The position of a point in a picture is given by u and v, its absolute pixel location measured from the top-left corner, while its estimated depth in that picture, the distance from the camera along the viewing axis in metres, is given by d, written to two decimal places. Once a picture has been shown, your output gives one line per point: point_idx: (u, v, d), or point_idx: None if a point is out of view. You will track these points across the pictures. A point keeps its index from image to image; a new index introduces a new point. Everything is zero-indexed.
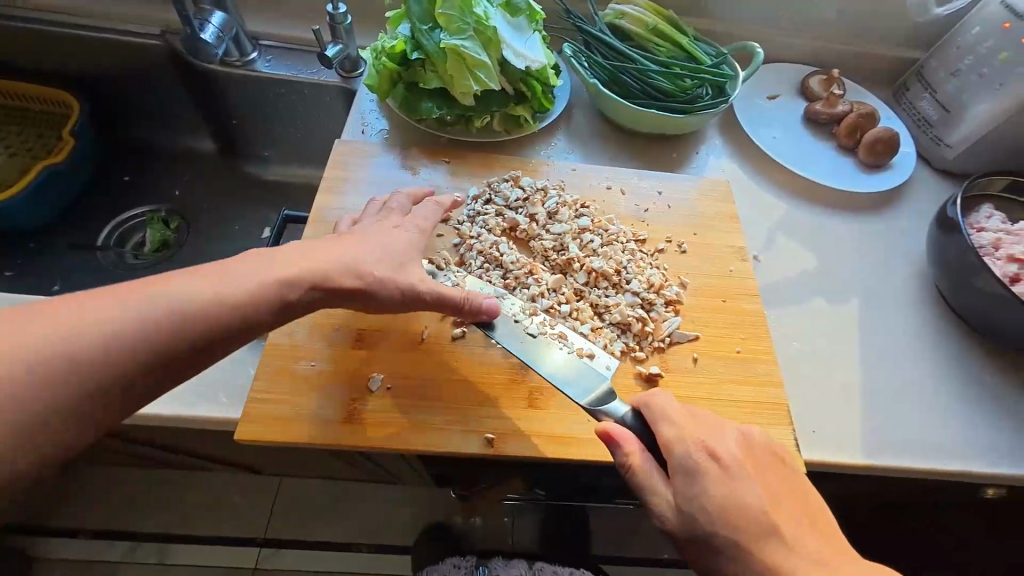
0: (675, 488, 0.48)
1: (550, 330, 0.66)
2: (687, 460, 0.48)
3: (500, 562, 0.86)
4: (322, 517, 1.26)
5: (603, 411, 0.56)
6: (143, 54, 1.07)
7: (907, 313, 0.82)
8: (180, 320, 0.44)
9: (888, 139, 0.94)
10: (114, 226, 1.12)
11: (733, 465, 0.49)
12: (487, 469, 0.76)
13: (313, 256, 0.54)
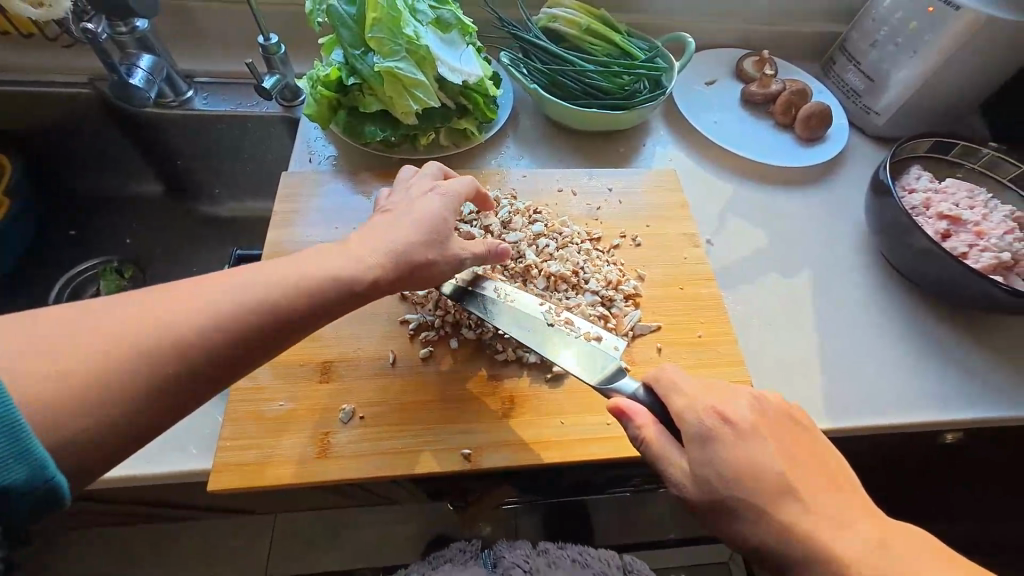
0: (691, 456, 0.49)
1: (556, 317, 0.67)
2: (700, 427, 0.50)
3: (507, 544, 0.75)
4: (320, 548, 1.24)
5: (614, 389, 0.58)
6: (73, 104, 1.03)
7: (855, 277, 0.86)
8: (183, 351, 0.44)
9: (820, 113, 0.98)
10: (66, 282, 1.08)
11: (745, 428, 0.49)
12: (474, 481, 0.77)
13: (316, 262, 0.53)
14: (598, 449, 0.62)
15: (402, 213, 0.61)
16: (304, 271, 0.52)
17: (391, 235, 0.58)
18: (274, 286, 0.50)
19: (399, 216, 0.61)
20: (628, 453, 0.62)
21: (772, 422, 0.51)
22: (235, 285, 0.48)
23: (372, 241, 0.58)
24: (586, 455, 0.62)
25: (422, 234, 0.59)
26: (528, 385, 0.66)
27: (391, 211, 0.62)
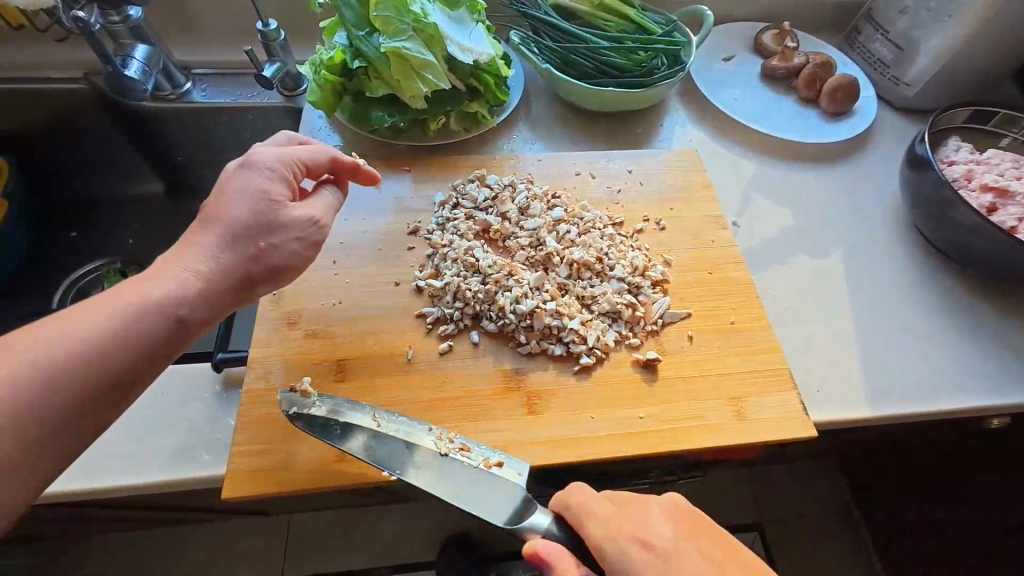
0: None
1: (449, 445, 0.56)
2: (621, 557, 0.45)
3: None
4: (338, 548, 1.22)
5: (524, 527, 0.50)
6: (67, 100, 1.00)
7: (891, 256, 0.81)
8: (66, 375, 0.43)
9: (848, 85, 0.93)
10: (68, 286, 1.05)
11: (666, 548, 0.45)
12: None
13: (178, 280, 0.49)
14: (633, 444, 0.59)
15: (265, 208, 0.55)
16: (192, 271, 0.51)
17: (258, 238, 0.54)
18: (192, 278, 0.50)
19: (261, 213, 0.54)
20: (662, 448, 0.59)
21: (696, 526, 0.47)
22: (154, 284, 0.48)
23: (233, 246, 0.53)
24: (619, 450, 0.58)
25: (304, 235, 0.57)
26: (555, 379, 0.62)
27: (251, 207, 0.54)
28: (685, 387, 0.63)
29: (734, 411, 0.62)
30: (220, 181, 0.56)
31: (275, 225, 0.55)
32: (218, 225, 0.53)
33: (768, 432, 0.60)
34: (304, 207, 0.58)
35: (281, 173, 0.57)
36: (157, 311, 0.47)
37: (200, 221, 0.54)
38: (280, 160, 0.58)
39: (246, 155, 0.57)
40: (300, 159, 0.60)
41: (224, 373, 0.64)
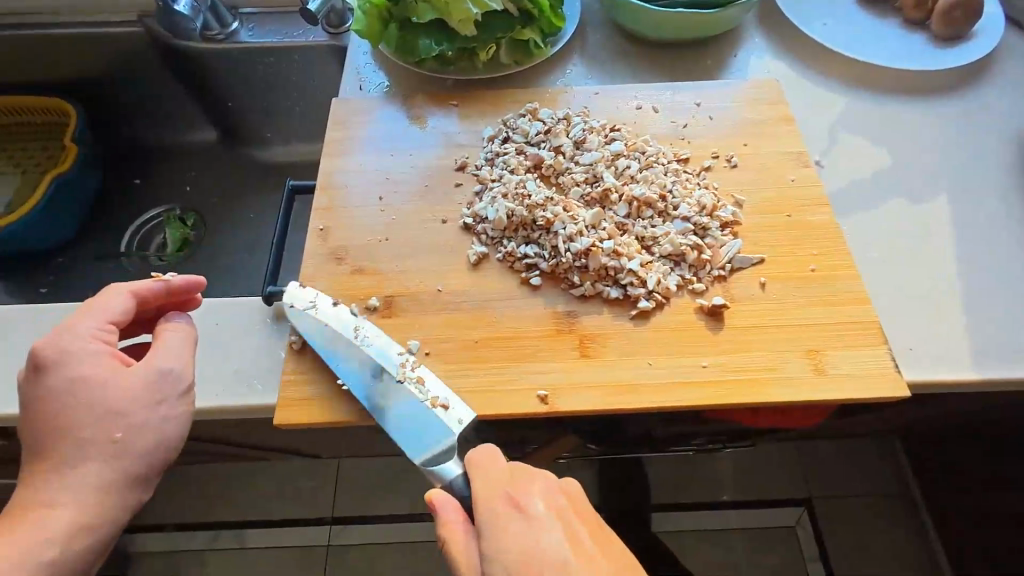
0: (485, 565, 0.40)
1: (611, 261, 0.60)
2: (489, 518, 0.41)
3: None
4: (385, 493, 1.27)
5: (434, 473, 0.50)
6: (126, 45, 1.02)
7: (1009, 201, 0.70)
8: None
9: (968, 1, 0.80)
10: (134, 231, 1.10)
11: (541, 517, 0.40)
12: (543, 431, 0.72)
13: (73, 496, 0.45)
14: (695, 394, 0.54)
15: (92, 407, 0.47)
16: (84, 482, 0.46)
17: (105, 429, 0.47)
18: (81, 481, 0.46)
19: (99, 403, 0.47)
20: (728, 399, 0.54)
21: (577, 512, 0.42)
22: (48, 500, 0.45)
23: (90, 460, 0.46)
24: (677, 400, 0.54)
25: (159, 403, 0.49)
26: (611, 322, 0.58)
27: (85, 415, 0.46)
28: (755, 335, 0.57)
29: (812, 364, 0.55)
30: (29, 395, 0.47)
31: (122, 411, 0.47)
32: (63, 439, 0.46)
33: (852, 389, 0.54)
34: (142, 366, 0.49)
35: (89, 348, 0.48)
36: (66, 531, 0.45)
37: (42, 438, 0.47)
38: (77, 338, 0.48)
39: (35, 354, 0.48)
40: (105, 328, 0.50)
41: (276, 306, 0.65)
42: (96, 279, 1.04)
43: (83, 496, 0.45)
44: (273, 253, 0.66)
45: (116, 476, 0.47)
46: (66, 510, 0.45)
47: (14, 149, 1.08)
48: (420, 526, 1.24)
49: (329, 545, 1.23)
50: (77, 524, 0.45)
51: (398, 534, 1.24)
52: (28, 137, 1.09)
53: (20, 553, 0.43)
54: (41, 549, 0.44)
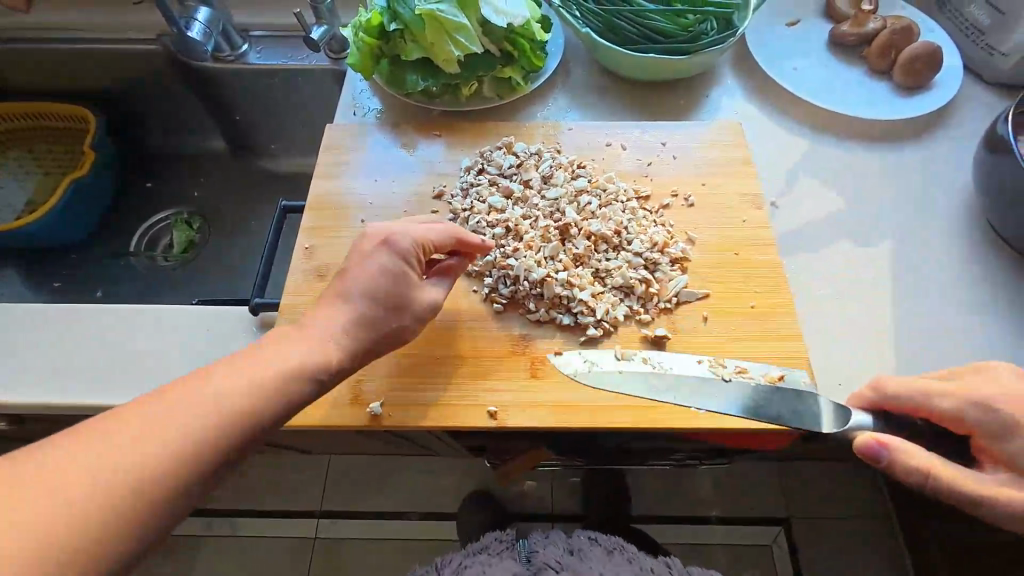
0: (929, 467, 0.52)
1: (563, 293, 0.65)
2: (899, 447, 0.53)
3: (539, 537, 0.78)
4: (373, 490, 1.33)
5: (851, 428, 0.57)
6: (146, 60, 1.10)
7: (949, 248, 0.74)
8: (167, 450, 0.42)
9: (928, 55, 0.84)
10: (143, 232, 1.18)
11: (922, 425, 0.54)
12: (511, 441, 0.77)
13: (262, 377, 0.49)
14: (630, 416, 0.59)
15: (402, 291, 0.57)
16: (287, 359, 0.51)
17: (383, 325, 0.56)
18: (237, 388, 0.47)
19: (393, 297, 0.57)
20: (664, 423, 0.59)
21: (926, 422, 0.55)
22: (192, 396, 0.45)
23: (371, 333, 0.55)
24: (614, 422, 0.59)
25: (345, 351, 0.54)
26: (561, 346, 0.64)
27: (386, 289, 0.56)
28: (694, 366, 0.62)
29: (743, 395, 0.60)
30: (366, 254, 0.58)
31: (403, 313, 0.57)
32: (349, 300, 0.56)
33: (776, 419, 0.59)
34: (425, 285, 0.60)
35: (408, 254, 0.58)
36: (191, 432, 0.44)
37: (348, 290, 0.56)
38: (416, 233, 0.59)
39: (386, 235, 0.59)
40: (424, 240, 0.60)
41: (260, 316, 0.70)
42: (106, 276, 1.12)
43: (222, 403, 0.46)
44: (262, 266, 0.73)
45: (253, 394, 0.47)
46: (207, 409, 0.45)
47: (38, 150, 1.16)
48: (405, 525, 1.32)
49: (316, 538, 1.32)
50: (202, 430, 0.44)
51: (382, 530, 1.32)
52: (51, 140, 1.17)
53: (152, 433, 0.42)
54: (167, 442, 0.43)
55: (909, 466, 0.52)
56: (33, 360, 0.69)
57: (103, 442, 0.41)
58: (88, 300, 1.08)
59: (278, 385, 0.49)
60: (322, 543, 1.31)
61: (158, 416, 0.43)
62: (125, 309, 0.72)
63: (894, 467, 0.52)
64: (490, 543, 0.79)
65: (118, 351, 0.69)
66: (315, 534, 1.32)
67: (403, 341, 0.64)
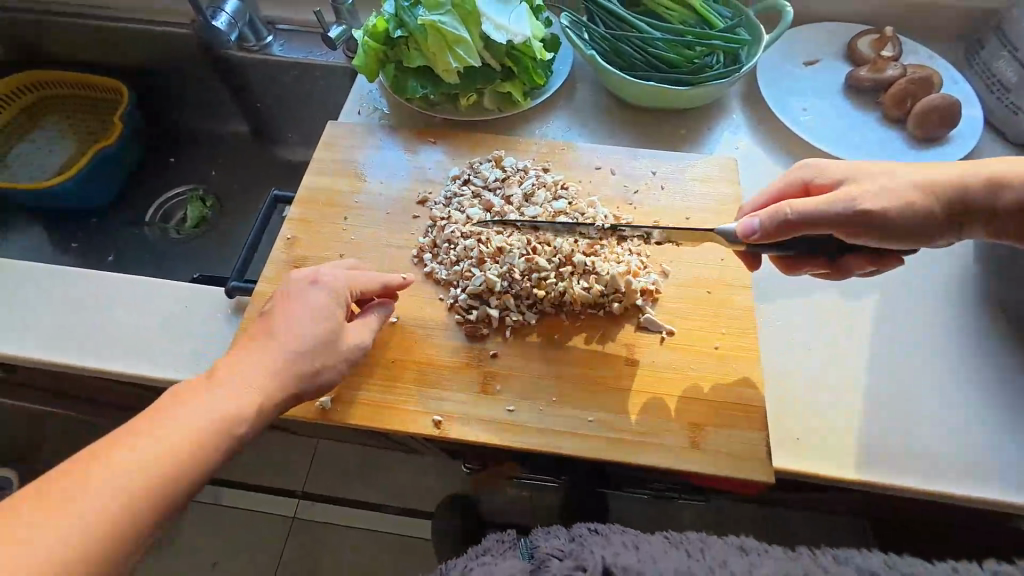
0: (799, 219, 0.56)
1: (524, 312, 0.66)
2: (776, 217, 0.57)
3: (540, 532, 0.57)
4: (356, 480, 1.37)
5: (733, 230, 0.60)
6: (179, 43, 1.16)
7: (942, 309, 0.71)
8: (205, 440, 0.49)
9: (944, 108, 0.81)
10: (159, 204, 1.24)
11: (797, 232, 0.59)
12: (477, 452, 0.78)
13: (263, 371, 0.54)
14: (573, 443, 0.59)
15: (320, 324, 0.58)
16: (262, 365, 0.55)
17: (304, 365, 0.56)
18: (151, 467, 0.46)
19: (312, 330, 0.57)
20: (605, 453, 0.59)
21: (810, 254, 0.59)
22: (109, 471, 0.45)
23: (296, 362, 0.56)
24: (557, 446, 0.59)
25: (283, 374, 0.55)
26: (516, 366, 0.64)
27: (307, 324, 0.57)
28: (645, 401, 0.62)
29: (689, 437, 0.60)
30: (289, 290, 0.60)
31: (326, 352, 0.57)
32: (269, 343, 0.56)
33: (719, 466, 0.58)
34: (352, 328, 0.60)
35: (335, 289, 0.60)
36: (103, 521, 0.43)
37: (265, 331, 0.57)
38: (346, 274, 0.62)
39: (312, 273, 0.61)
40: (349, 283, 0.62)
41: (236, 300, 0.73)
42: (121, 242, 1.18)
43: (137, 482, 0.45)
44: (246, 251, 0.75)
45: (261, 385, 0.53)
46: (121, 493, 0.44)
47: (75, 118, 1.24)
48: (383, 517, 1.35)
49: (294, 517, 1.34)
50: (121, 514, 0.44)
51: (361, 520, 1.34)
52: (87, 110, 1.24)
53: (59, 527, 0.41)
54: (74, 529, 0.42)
55: (778, 226, 0.56)
56: (26, 319, 0.73)
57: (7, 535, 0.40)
58: (99, 264, 1.14)
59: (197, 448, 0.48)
60: (299, 523, 1.34)
61: (132, 454, 0.46)
62: (115, 278, 0.76)
63: (766, 233, 0.57)
64: (489, 544, 0.58)
65: (104, 318, 0.73)
66: (294, 513, 1.34)
67: None
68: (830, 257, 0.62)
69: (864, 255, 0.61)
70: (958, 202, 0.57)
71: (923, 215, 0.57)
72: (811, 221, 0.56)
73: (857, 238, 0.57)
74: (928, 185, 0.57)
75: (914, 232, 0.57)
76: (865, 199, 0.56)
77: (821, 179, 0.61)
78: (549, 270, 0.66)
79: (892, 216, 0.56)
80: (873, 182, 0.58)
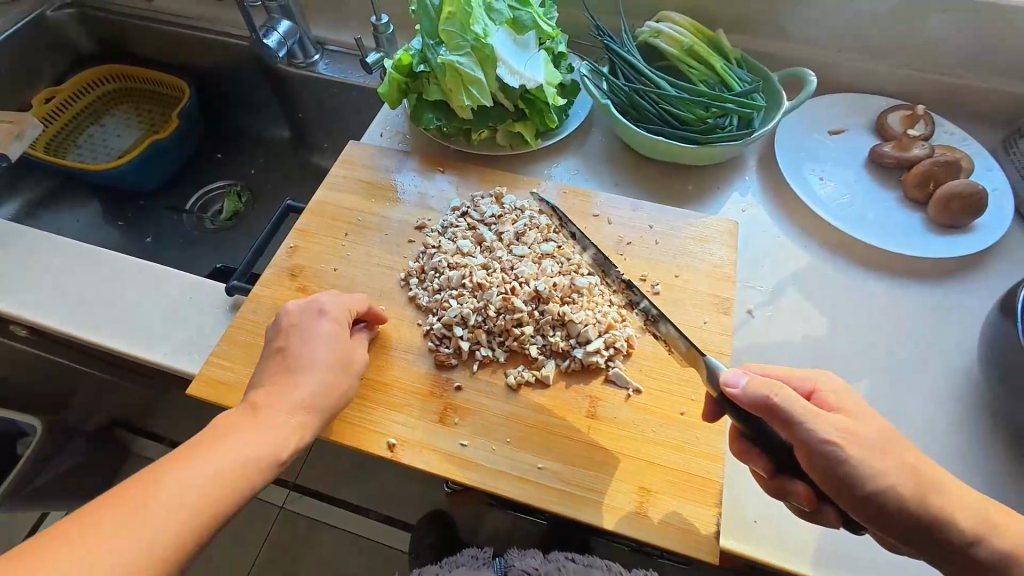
0: (791, 409, 0.49)
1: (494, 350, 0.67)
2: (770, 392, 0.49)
3: (515, 553, 0.80)
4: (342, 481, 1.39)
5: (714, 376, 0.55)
6: (239, 53, 1.26)
7: (936, 409, 0.67)
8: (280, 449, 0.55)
9: (968, 196, 0.77)
10: (200, 195, 1.33)
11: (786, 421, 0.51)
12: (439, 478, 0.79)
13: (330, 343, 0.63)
14: (519, 489, 0.60)
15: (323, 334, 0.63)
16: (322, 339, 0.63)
17: (316, 388, 0.59)
18: (222, 473, 0.51)
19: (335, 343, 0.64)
20: (550, 504, 0.59)
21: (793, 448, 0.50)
22: (180, 474, 0.50)
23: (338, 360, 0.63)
24: (500, 488, 0.59)
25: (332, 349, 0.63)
26: (476, 402, 0.65)
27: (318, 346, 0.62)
28: (598, 457, 0.61)
29: (638, 500, 0.59)
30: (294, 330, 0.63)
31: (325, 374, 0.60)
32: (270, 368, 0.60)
33: (664, 536, 0.57)
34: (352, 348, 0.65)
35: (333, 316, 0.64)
36: (181, 518, 0.48)
37: (285, 371, 0.59)
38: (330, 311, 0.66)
39: (318, 304, 0.65)
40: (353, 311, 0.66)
41: (235, 298, 0.78)
42: (160, 225, 1.27)
43: (211, 483, 0.50)
44: (252, 253, 0.80)
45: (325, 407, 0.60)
46: (193, 495, 0.49)
47: (141, 110, 1.36)
48: (365, 520, 1.37)
49: (282, 508, 1.39)
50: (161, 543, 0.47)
51: (342, 519, 1.37)
52: (153, 104, 1.36)
53: (139, 532, 0.46)
54: (155, 532, 0.46)
55: (763, 396, 0.50)
56: (55, 289, 0.80)
57: (89, 540, 0.44)
58: (138, 244, 1.23)
59: (254, 447, 0.54)
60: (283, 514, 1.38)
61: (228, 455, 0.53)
62: (136, 263, 0.83)
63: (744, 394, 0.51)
64: (464, 559, 0.83)
65: (118, 299, 0.79)
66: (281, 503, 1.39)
67: None
68: (776, 468, 0.54)
69: (813, 486, 0.53)
70: (940, 514, 0.48)
71: (893, 499, 0.48)
72: (787, 416, 0.49)
73: (809, 468, 0.49)
74: (924, 476, 0.49)
75: (877, 507, 0.48)
76: (847, 439, 0.48)
77: (830, 397, 0.53)
78: (523, 311, 0.67)
79: (864, 478, 0.48)
80: (873, 433, 0.50)
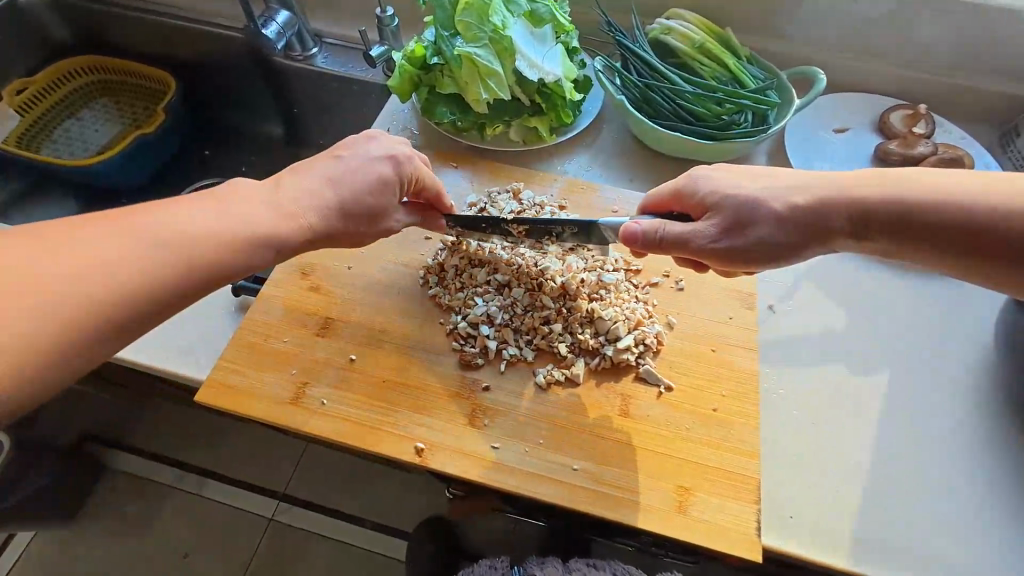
0: (682, 231, 0.58)
1: (522, 350, 0.65)
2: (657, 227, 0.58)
3: (535, 562, 0.77)
4: (342, 488, 1.35)
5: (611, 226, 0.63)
6: (229, 45, 1.21)
7: (956, 403, 0.69)
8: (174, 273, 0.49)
9: None
10: (188, 193, 1.27)
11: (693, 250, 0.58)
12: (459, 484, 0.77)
13: (374, 204, 0.62)
14: (556, 491, 0.58)
15: (379, 185, 0.62)
16: (381, 196, 0.62)
17: (342, 231, 0.60)
18: (142, 272, 0.48)
19: (374, 204, 0.62)
20: (587, 507, 0.57)
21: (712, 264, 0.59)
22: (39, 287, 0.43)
23: (373, 214, 0.62)
24: (536, 492, 0.57)
25: (372, 207, 0.62)
26: (506, 403, 0.62)
27: (366, 193, 0.61)
28: (634, 456, 0.60)
29: (677, 499, 0.57)
30: (358, 166, 0.62)
31: (387, 185, 0.63)
32: (320, 171, 0.61)
33: (705, 535, 0.56)
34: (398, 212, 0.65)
35: (402, 173, 0.64)
36: (87, 307, 0.45)
37: (341, 208, 0.60)
38: (407, 158, 0.65)
39: (390, 153, 0.63)
40: (420, 159, 0.68)
41: (242, 298, 0.74)
42: None
43: (127, 277, 0.47)
44: None
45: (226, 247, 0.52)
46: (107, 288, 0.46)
47: (122, 102, 1.30)
48: (358, 529, 1.31)
49: (272, 519, 1.33)
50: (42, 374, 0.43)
51: (339, 531, 1.31)
52: (135, 96, 1.29)
53: (45, 307, 0.43)
54: (56, 313, 0.43)
55: (655, 232, 0.58)
56: None
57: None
58: None
59: (179, 255, 0.50)
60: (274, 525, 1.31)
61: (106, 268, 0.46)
62: None
63: (645, 239, 0.59)
64: (481, 568, 0.78)
65: None
66: (271, 514, 1.32)
67: (352, 352, 0.65)
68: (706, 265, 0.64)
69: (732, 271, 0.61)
70: None
71: (780, 237, 0.55)
72: (679, 241, 0.58)
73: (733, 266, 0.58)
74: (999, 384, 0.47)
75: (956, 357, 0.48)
76: None
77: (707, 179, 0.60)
78: (550, 309, 0.66)
79: None
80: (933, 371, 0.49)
